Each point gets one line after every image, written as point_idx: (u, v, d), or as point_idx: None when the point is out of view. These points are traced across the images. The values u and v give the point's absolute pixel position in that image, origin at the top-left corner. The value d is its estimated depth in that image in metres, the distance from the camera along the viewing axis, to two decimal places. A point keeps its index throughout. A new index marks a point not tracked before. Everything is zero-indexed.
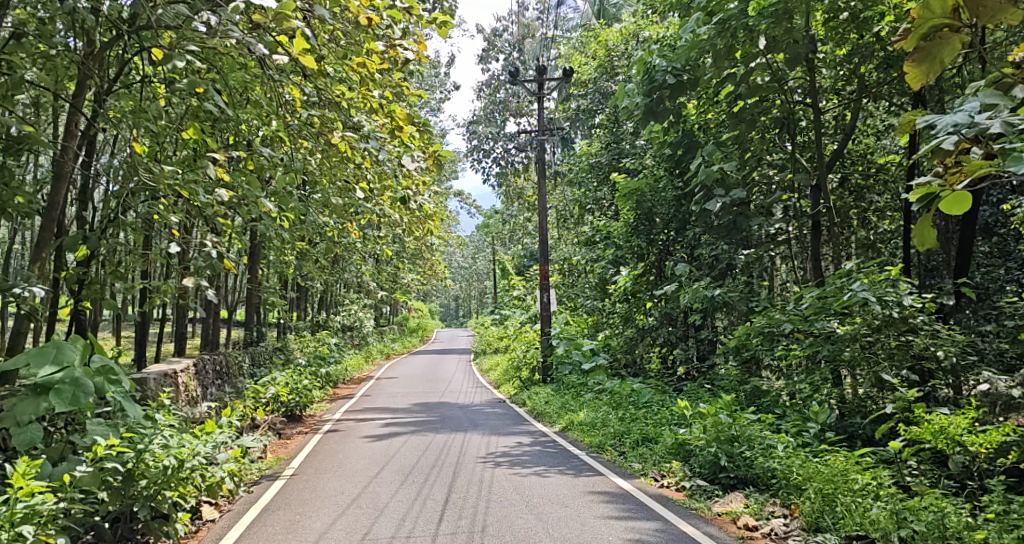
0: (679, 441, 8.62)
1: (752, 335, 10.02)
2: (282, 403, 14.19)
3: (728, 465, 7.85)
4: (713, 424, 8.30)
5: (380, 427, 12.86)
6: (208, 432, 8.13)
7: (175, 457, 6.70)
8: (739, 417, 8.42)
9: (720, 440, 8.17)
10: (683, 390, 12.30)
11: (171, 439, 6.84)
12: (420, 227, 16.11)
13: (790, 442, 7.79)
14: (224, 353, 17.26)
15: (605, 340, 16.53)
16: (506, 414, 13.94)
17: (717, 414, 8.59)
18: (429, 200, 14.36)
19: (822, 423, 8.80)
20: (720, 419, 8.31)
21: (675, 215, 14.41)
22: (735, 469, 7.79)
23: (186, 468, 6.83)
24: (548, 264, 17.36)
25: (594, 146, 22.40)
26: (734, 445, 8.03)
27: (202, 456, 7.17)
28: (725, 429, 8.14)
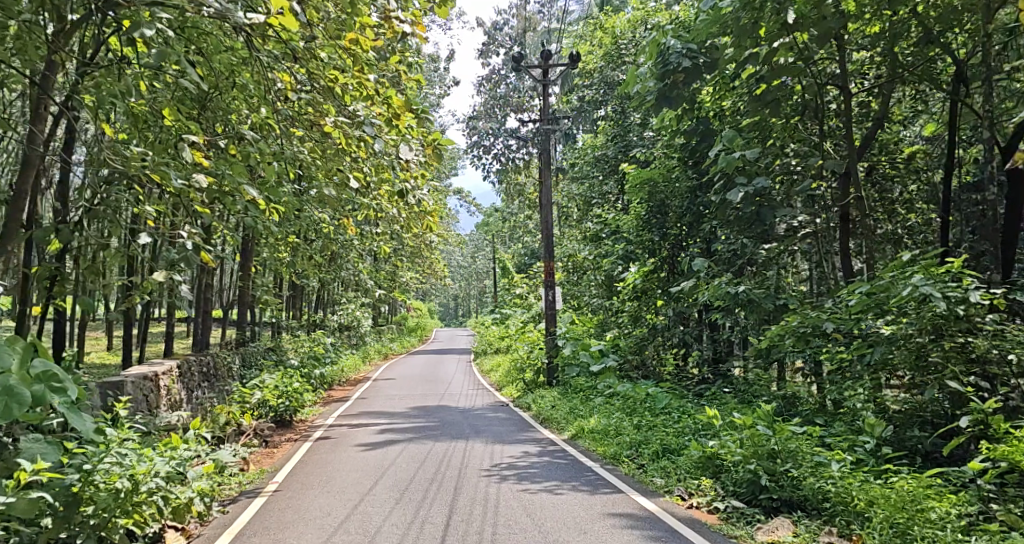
0: (708, 454, 7.75)
1: (783, 337, 9.16)
2: (272, 408, 13.32)
3: (771, 485, 6.96)
4: (750, 438, 7.43)
5: (375, 434, 11.97)
6: (176, 447, 7.30)
7: (130, 478, 6.03)
8: (777, 429, 7.57)
9: (758, 456, 7.30)
10: (702, 395, 11.44)
11: (125, 455, 6.14)
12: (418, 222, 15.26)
13: (842, 461, 6.92)
14: (212, 353, 16.39)
15: (614, 339, 15.72)
16: (510, 419, 13.07)
17: (751, 425, 7.74)
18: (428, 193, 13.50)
19: (877, 437, 7.92)
20: (758, 432, 7.45)
21: (690, 207, 13.58)
22: (779, 491, 6.89)
23: (142, 492, 6.12)
24: (553, 260, 16.54)
25: (600, 139, 21.58)
26: (775, 462, 7.17)
27: (161, 476, 6.40)
28: (764, 444, 7.27)
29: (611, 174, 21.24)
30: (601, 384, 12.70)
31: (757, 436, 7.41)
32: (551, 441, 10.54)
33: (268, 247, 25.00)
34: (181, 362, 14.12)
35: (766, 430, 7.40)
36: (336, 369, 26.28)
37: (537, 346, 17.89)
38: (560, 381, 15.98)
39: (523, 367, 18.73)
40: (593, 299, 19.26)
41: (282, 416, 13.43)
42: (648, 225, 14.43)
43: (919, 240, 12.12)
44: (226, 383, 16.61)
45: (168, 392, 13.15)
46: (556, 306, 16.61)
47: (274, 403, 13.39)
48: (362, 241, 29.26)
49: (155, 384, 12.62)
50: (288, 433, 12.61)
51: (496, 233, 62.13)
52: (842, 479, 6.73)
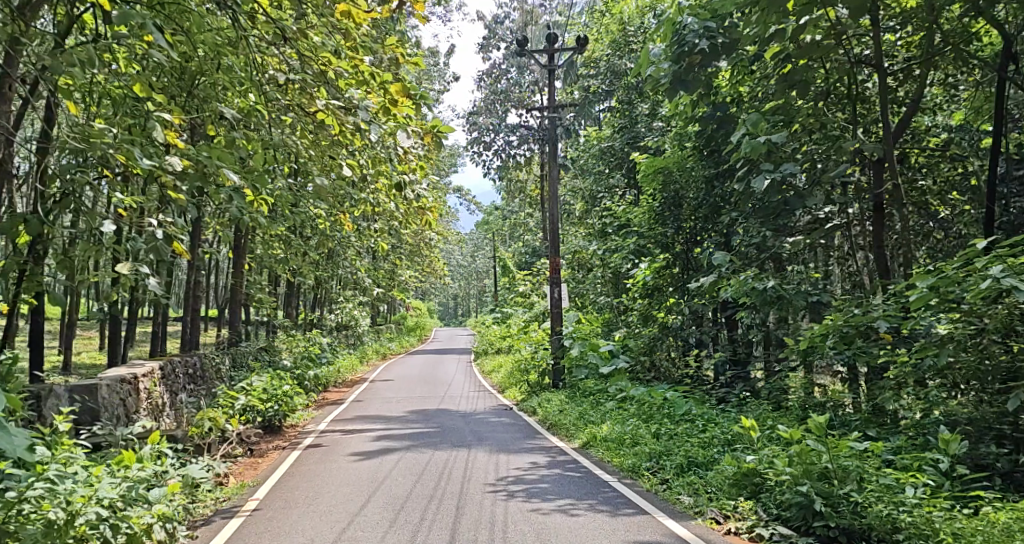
0: (744, 469, 6.90)
1: (822, 338, 8.27)
2: (260, 412, 12.45)
3: (826, 510, 6.08)
4: (798, 455, 6.55)
5: (370, 442, 11.10)
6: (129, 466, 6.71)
7: (64, 508, 5.53)
8: (828, 444, 6.68)
9: (808, 476, 6.43)
10: (724, 401, 10.59)
11: (57, 482, 5.67)
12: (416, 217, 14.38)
13: (914, 485, 6.03)
14: (198, 354, 15.54)
15: (624, 339, 14.90)
16: (514, 425, 12.19)
17: (797, 439, 6.86)
18: (427, 185, 12.64)
19: (949, 455, 7.03)
20: (807, 448, 6.57)
21: (707, 198, 12.74)
22: (836, 517, 5.99)
23: (79, 524, 5.59)
24: (559, 256, 15.72)
25: (606, 131, 20.77)
26: (830, 483, 6.29)
27: (104, 501, 5.86)
28: (814, 463, 6.41)
29: (618, 167, 20.43)
30: (613, 387, 11.87)
31: (805, 450, 6.57)
32: (560, 450, 9.67)
33: (262, 244, 24.16)
34: (163, 364, 13.28)
35: (815, 444, 6.55)
36: (332, 370, 25.45)
37: (541, 347, 17.08)
38: (567, 383, 15.15)
39: (527, 368, 17.92)
40: (600, 298, 18.45)
41: (270, 421, 12.59)
42: (661, 218, 13.60)
43: (955, 234, 11.28)
44: (213, 385, 15.76)
45: (148, 397, 12.31)
46: (562, 304, 15.78)
47: (263, 407, 12.54)
48: (359, 238, 28.43)
49: (133, 388, 11.77)
50: (276, 440, 11.75)
51: (496, 231, 61.33)
52: (917, 507, 5.83)
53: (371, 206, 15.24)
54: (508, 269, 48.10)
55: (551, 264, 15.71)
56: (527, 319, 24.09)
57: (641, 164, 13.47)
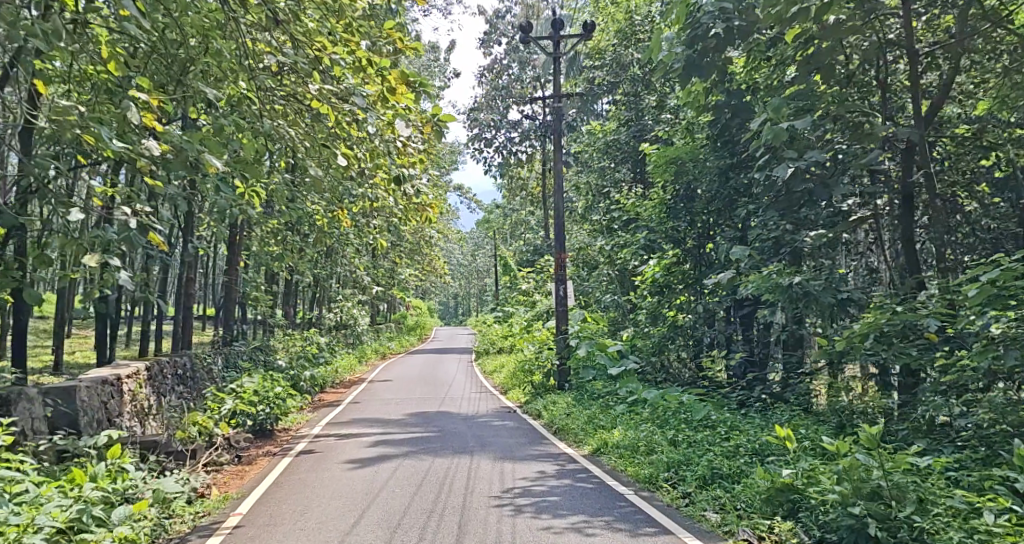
0: (779, 484, 6.27)
1: (857, 339, 7.63)
2: (250, 415, 11.82)
3: (881, 533, 5.44)
4: (845, 470, 5.91)
5: (365, 447, 10.46)
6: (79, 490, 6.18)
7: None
8: (876, 458, 6.05)
9: (857, 494, 5.79)
10: (743, 406, 9.96)
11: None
12: (416, 213, 13.71)
13: (980, 507, 5.40)
14: (188, 354, 14.92)
15: (632, 338, 14.29)
16: (519, 428, 11.56)
17: (838, 451, 6.23)
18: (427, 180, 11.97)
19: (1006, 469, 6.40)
20: (854, 462, 5.94)
21: (721, 190, 12.12)
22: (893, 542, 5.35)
23: None
24: (565, 251, 15.11)
25: (611, 124, 20.16)
26: (884, 503, 5.65)
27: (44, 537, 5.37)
28: (864, 480, 5.77)
29: (624, 162, 19.82)
30: (622, 389, 11.26)
31: (850, 464, 5.94)
32: (569, 457, 9.03)
33: (258, 240, 23.53)
34: (150, 364, 12.68)
35: (863, 458, 5.93)
36: (330, 370, 24.83)
37: (546, 346, 16.47)
38: (573, 384, 14.54)
39: (531, 368, 17.32)
40: (606, 296, 17.83)
41: (261, 425, 11.97)
42: (671, 211, 12.98)
43: (985, 228, 10.67)
44: (204, 387, 15.15)
45: (133, 399, 11.71)
46: (568, 302, 15.17)
47: (253, 410, 11.92)
48: (358, 235, 27.80)
49: (116, 390, 11.18)
50: (267, 445, 11.12)
51: (497, 230, 60.71)
52: (988, 532, 5.18)
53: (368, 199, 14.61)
54: (510, 268, 47.48)
55: (557, 260, 15.09)
56: (529, 318, 23.48)
57: (651, 156, 12.84)
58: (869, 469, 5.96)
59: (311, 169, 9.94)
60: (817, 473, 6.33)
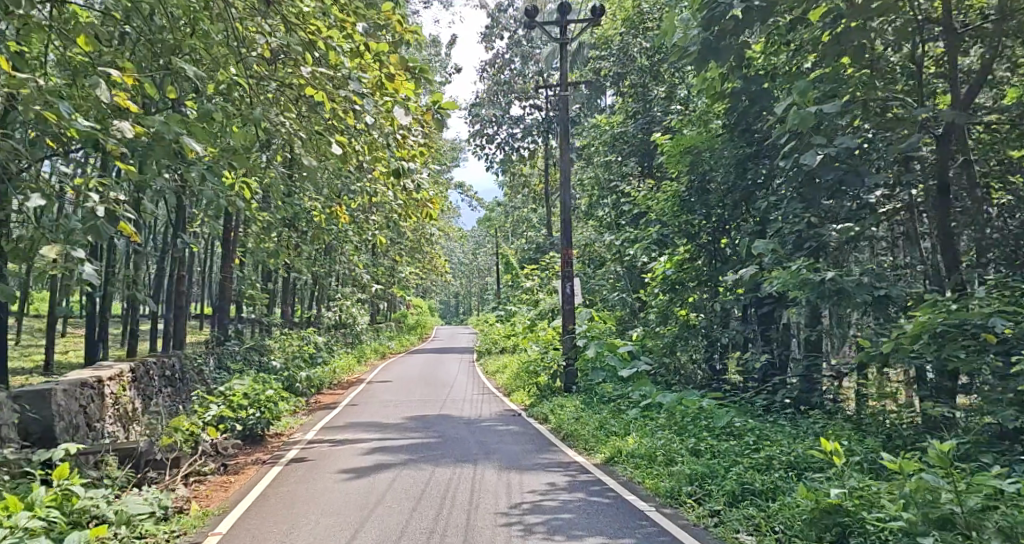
0: (825, 505, 5.61)
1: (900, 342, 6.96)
2: (240, 420, 11.17)
3: None
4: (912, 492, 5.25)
5: (361, 455, 9.78)
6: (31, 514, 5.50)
7: None
8: (940, 477, 5.39)
9: (925, 521, 5.12)
10: (766, 412, 9.30)
11: None
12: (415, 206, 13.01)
13: None
14: (177, 354, 14.27)
15: (643, 338, 13.61)
16: (525, 434, 10.88)
17: (895, 468, 5.57)
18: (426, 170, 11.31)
19: None
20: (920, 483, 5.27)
21: (738, 182, 11.43)
22: None
23: None
24: (571, 247, 14.43)
25: (618, 117, 19.46)
26: (958, 531, 4.99)
27: None
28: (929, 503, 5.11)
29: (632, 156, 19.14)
30: (633, 394, 10.58)
31: (913, 486, 5.27)
32: (580, 468, 8.34)
33: (252, 237, 22.85)
34: (134, 365, 12.02)
35: (929, 480, 5.27)
36: (328, 371, 24.13)
37: (552, 347, 15.80)
38: (581, 386, 13.85)
39: (535, 370, 16.65)
40: (614, 295, 17.17)
41: (249, 430, 11.23)
42: (683, 204, 12.29)
43: None
44: (193, 388, 14.48)
45: (115, 403, 11.06)
46: (575, 301, 14.48)
47: (242, 414, 11.25)
48: (357, 232, 27.14)
49: (96, 394, 10.53)
50: (256, 452, 10.45)
51: (499, 228, 60.01)
52: None
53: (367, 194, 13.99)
54: (512, 266, 46.80)
55: (563, 256, 14.42)
56: (533, 318, 22.78)
57: (663, 146, 12.15)
58: (941, 495, 5.28)
59: (304, 159, 9.28)
60: (873, 497, 5.65)
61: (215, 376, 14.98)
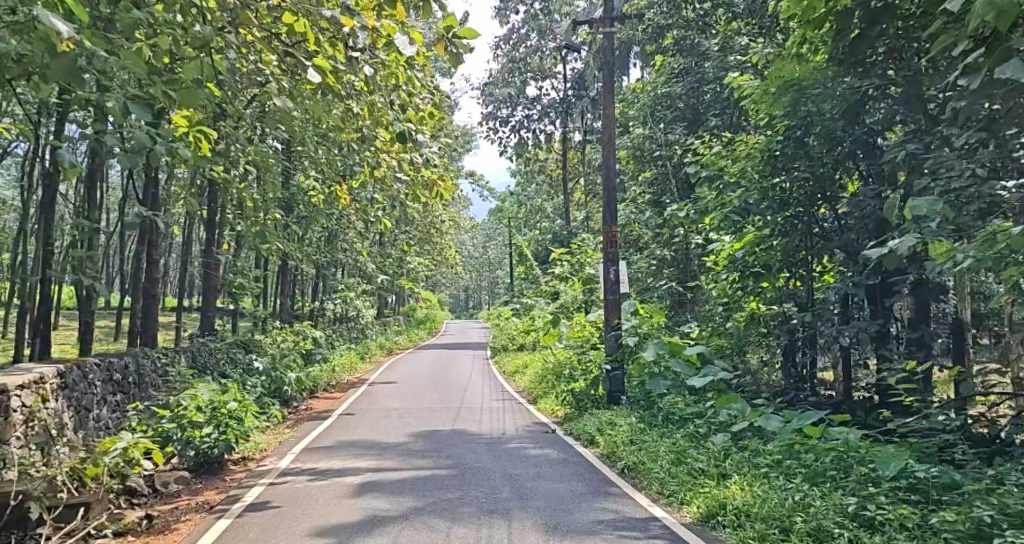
0: None
1: None
2: (192, 443, 8.42)
3: None
4: None
5: (350, 497, 7.11)
6: None
7: None
8: None
9: None
10: (925, 451, 6.63)
11: None
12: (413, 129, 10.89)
13: None
14: (131, 353, 11.59)
15: (708, 336, 10.94)
16: (567, 465, 8.23)
17: None
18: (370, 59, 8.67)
19: None
20: None
21: (850, 129, 8.76)
22: None
23: None
24: (617, 225, 11.69)
25: (661, 76, 16.85)
26: None
27: None
28: None
29: (676, 122, 16.53)
30: (718, 413, 7.91)
31: None
32: (669, 530, 5.64)
33: (243, 217, 20.27)
34: (63, 370, 9.31)
35: None
36: (327, 370, 21.51)
37: (590, 345, 13.13)
38: (631, 397, 11.15)
39: (567, 372, 13.99)
40: (662, 283, 14.48)
41: (206, 456, 8.44)
42: (772, 161, 9.60)
43: None
44: (153, 396, 11.83)
45: (25, 419, 8.34)
46: (620, 292, 11.73)
47: (197, 434, 8.51)
48: (360, 215, 24.53)
49: None
50: (209, 489, 7.75)
51: (512, 218, 57.37)
52: None
53: (371, 167, 11.66)
54: (526, 257, 44.20)
55: (606, 236, 11.67)
56: (557, 310, 20.19)
57: (751, 85, 9.38)
58: None
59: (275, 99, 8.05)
60: None
61: (182, 378, 12.30)
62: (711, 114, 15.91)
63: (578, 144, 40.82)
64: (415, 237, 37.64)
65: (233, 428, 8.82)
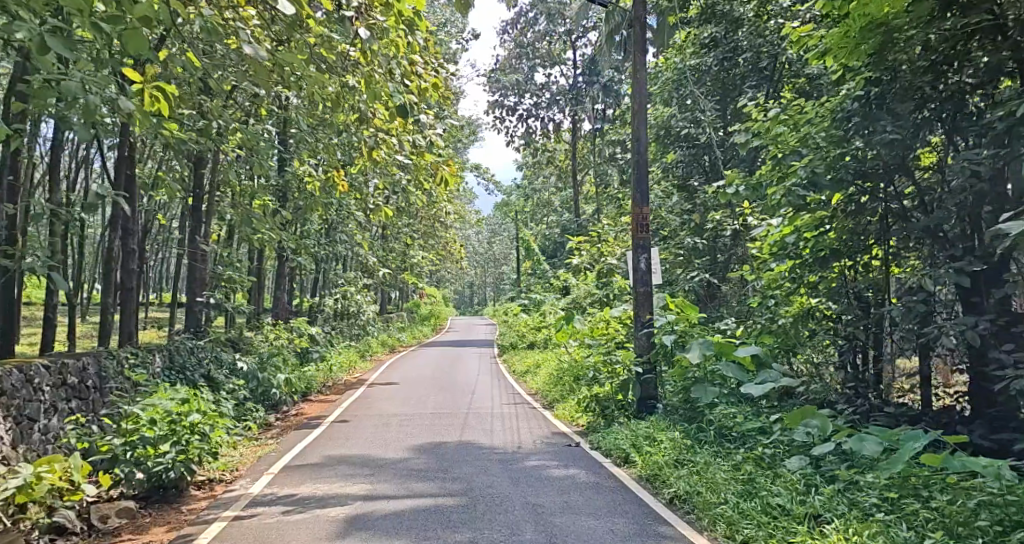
0: None
1: None
2: (145, 463, 6.89)
3: None
4: None
5: (332, 539, 5.60)
6: None
7: None
8: None
9: None
10: None
11: None
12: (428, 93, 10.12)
13: None
14: (92, 353, 10.06)
15: (758, 334, 9.43)
16: (601, 491, 6.74)
17: None
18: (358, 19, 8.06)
19: None
20: None
21: (941, 84, 7.30)
22: None
23: None
24: (649, 207, 10.19)
25: (688, 48, 15.36)
26: None
27: None
28: None
29: (706, 98, 15.02)
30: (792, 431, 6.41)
31: None
32: None
33: (233, 204, 18.83)
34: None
35: None
36: (323, 370, 20.07)
37: (615, 345, 11.61)
38: (667, 406, 9.65)
39: (588, 373, 12.51)
40: (692, 274, 12.98)
41: (161, 481, 6.91)
42: (844, 125, 8.12)
43: None
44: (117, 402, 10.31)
45: None
46: (652, 283, 10.22)
47: (150, 453, 6.97)
48: (360, 205, 23.11)
49: None
50: (160, 526, 6.25)
51: (519, 212, 55.81)
52: None
53: (372, 148, 10.93)
54: (534, 251, 42.73)
55: (636, 219, 10.18)
56: (571, 306, 18.72)
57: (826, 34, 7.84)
58: None
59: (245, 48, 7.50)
60: None
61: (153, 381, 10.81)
62: (745, 88, 14.38)
63: (588, 134, 39.29)
64: (418, 230, 36.16)
65: (195, 445, 7.28)
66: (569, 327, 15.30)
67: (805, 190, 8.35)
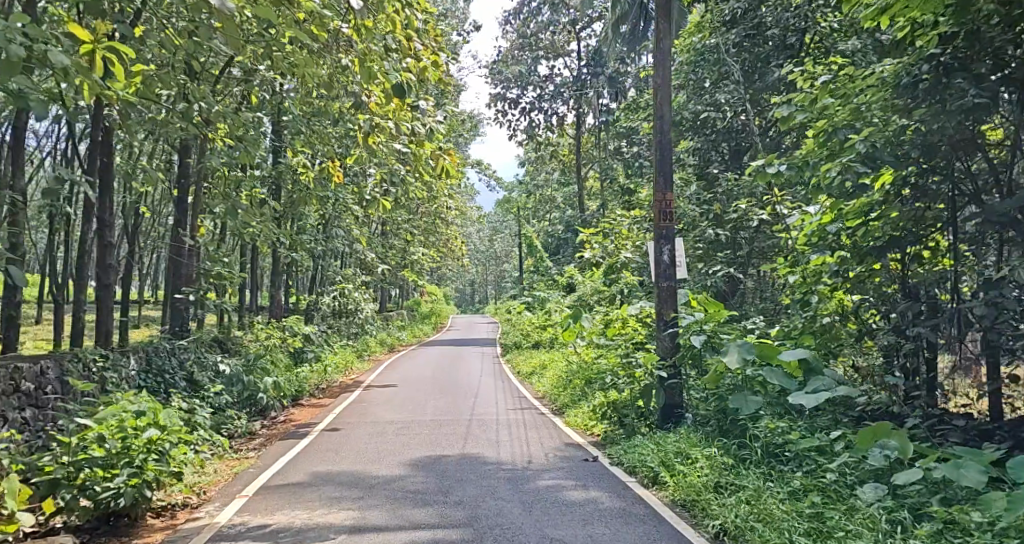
0: None
1: None
2: (90, 490, 5.84)
3: None
4: None
5: None
6: None
7: None
8: None
9: None
10: None
11: None
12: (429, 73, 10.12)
13: None
14: (52, 356, 8.98)
15: (798, 334, 8.36)
16: (632, 523, 5.66)
17: None
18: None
19: None
20: None
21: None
22: None
23: None
24: (673, 194, 9.15)
25: (705, 27, 14.30)
26: None
27: None
28: None
29: (726, 79, 13.91)
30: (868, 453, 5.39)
31: None
32: None
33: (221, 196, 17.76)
34: None
35: None
36: (317, 371, 18.99)
37: (634, 345, 10.49)
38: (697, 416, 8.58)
39: (601, 376, 11.46)
40: (716, 269, 11.90)
41: (108, 511, 5.86)
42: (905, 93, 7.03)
43: None
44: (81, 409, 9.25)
45: None
46: (676, 278, 9.17)
47: (98, 477, 5.95)
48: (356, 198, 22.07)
49: None
50: None
51: (521, 208, 54.65)
52: None
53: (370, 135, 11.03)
54: (537, 248, 41.66)
55: (659, 207, 9.12)
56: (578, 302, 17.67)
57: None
58: None
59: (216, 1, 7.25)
60: None
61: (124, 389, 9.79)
62: (770, 68, 13.26)
63: (592, 127, 38.19)
64: (419, 226, 35.08)
65: (154, 465, 6.23)
66: (576, 325, 14.24)
67: (860, 169, 7.27)
